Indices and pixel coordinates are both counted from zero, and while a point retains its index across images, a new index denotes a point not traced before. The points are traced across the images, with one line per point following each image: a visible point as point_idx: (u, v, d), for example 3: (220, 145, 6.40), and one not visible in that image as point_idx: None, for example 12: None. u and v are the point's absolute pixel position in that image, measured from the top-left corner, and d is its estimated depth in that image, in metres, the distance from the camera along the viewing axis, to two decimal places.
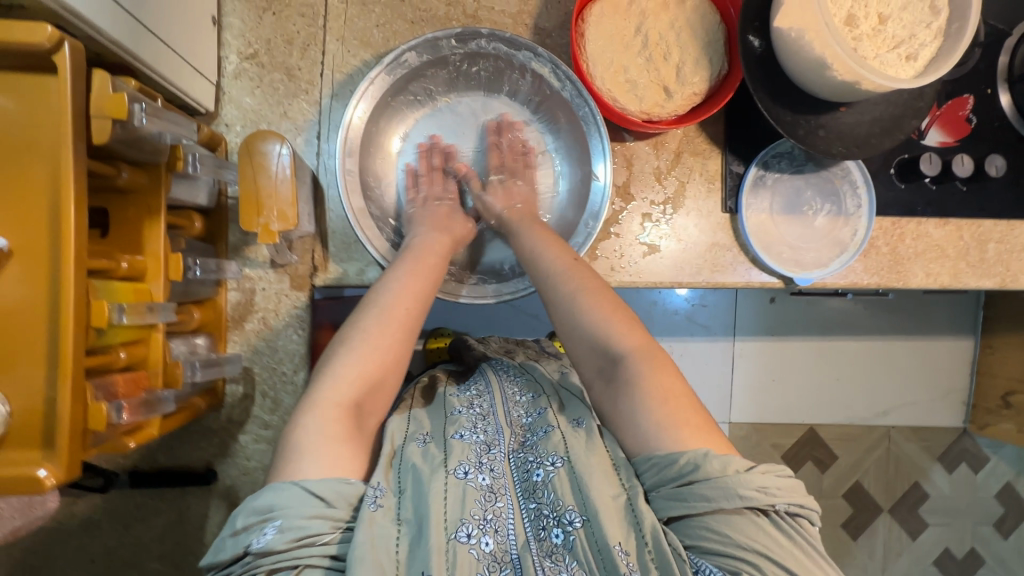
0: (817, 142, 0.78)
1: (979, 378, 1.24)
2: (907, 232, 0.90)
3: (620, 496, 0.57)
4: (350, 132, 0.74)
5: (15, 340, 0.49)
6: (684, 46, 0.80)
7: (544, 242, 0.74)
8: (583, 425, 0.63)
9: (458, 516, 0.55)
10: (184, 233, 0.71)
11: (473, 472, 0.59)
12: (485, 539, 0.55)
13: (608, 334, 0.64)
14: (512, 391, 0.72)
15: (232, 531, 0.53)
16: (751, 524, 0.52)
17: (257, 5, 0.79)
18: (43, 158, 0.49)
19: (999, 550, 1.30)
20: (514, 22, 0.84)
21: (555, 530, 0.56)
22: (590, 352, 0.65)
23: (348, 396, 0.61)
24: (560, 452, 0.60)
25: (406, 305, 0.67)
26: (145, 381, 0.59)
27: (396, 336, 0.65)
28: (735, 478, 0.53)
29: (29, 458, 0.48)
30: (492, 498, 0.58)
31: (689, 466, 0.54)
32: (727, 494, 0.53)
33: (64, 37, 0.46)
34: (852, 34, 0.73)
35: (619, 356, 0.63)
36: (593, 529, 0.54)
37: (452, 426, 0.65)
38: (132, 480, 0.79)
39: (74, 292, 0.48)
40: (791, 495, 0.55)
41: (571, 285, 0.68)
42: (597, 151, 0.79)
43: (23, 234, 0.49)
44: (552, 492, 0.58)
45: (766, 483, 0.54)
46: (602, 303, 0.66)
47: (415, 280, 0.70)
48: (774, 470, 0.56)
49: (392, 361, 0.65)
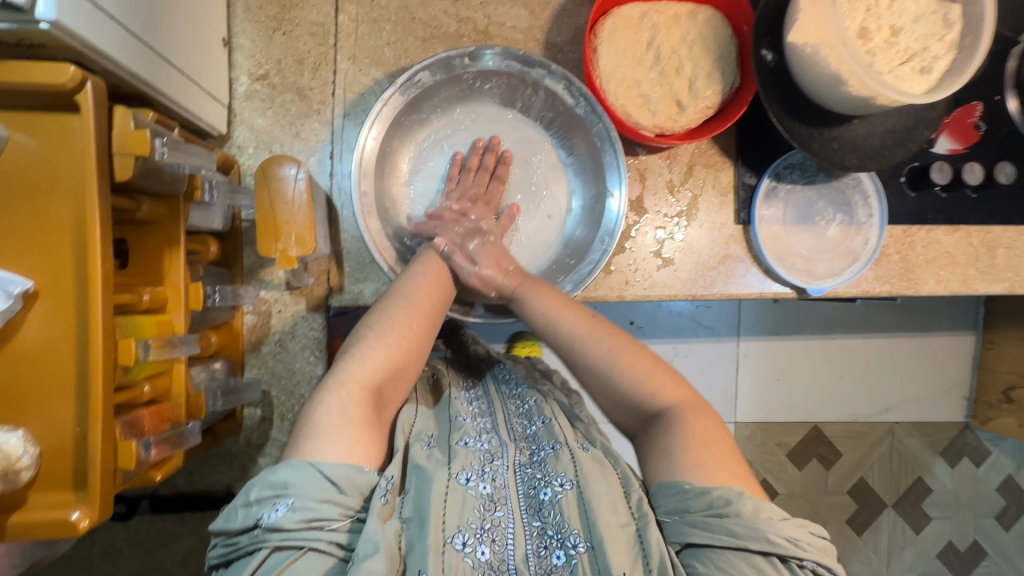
0: (832, 155, 0.78)
1: (980, 374, 1.26)
2: (918, 240, 0.90)
3: (628, 525, 0.53)
4: (364, 156, 0.74)
5: (44, 380, 0.49)
6: (697, 60, 0.79)
7: (556, 304, 0.69)
8: (589, 450, 0.60)
9: (457, 522, 0.52)
10: (201, 259, 0.71)
11: (475, 480, 0.56)
12: (482, 548, 0.52)
13: (648, 390, 0.62)
14: (514, 407, 0.69)
15: (244, 502, 0.50)
16: (774, 571, 0.49)
17: (267, 25, 0.79)
18: (66, 201, 0.48)
19: (1000, 542, 1.31)
20: (526, 37, 0.83)
21: (557, 551, 0.53)
22: (626, 411, 0.64)
23: (376, 376, 0.60)
24: (568, 473, 0.57)
25: (431, 299, 0.68)
26: (169, 414, 0.59)
27: (420, 325, 0.65)
28: (767, 522, 0.51)
29: (62, 500, 0.48)
30: (491, 508, 0.55)
31: (721, 500, 0.52)
32: (755, 536, 0.50)
33: (86, 76, 0.46)
34: (866, 47, 0.72)
35: (660, 410, 0.62)
36: (598, 556, 0.51)
37: (457, 432, 0.61)
38: (153, 505, 0.80)
39: (103, 333, 0.48)
40: (820, 555, 0.51)
41: (603, 348, 0.65)
42: (614, 176, 0.80)
43: (51, 276, 0.48)
44: (558, 513, 0.54)
45: (797, 535, 0.51)
46: (638, 360, 0.64)
47: (437, 274, 0.71)
48: (808, 527, 0.53)
49: (416, 348, 0.64)
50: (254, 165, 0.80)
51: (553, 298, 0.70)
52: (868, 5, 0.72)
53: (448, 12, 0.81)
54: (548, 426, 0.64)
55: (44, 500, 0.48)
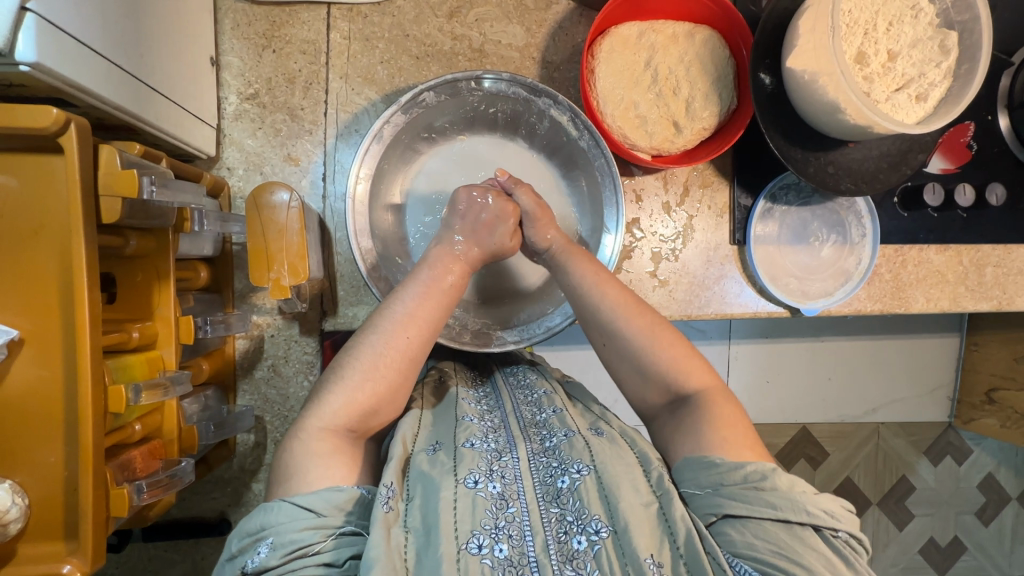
0: (827, 179, 0.77)
1: (964, 376, 1.28)
2: (910, 259, 0.91)
3: (651, 504, 0.53)
4: (356, 199, 0.71)
5: (27, 428, 0.47)
6: (695, 81, 0.78)
7: (595, 278, 0.69)
8: (602, 434, 0.60)
9: (469, 527, 0.50)
10: (190, 286, 0.69)
11: (484, 481, 0.53)
12: (499, 546, 0.49)
13: (680, 374, 0.63)
14: (523, 396, 0.69)
15: (229, 554, 0.51)
16: (812, 543, 0.49)
17: (256, 43, 0.77)
18: (51, 247, 0.47)
19: (980, 538, 1.34)
20: (522, 56, 0.82)
21: (578, 536, 0.50)
22: (656, 389, 0.64)
23: (338, 422, 0.58)
24: (585, 459, 0.55)
25: (408, 334, 0.63)
26: (162, 451, 0.59)
27: (395, 368, 0.62)
28: (803, 495, 0.51)
29: (53, 551, 0.48)
30: (504, 505, 0.52)
31: (757, 474, 0.53)
32: (795, 508, 0.51)
33: (69, 118, 0.44)
34: (863, 73, 0.72)
35: (688, 395, 0.63)
36: (622, 540, 0.49)
37: (463, 434, 0.59)
38: (145, 533, 0.79)
39: (92, 383, 0.47)
40: (853, 527, 0.52)
41: (644, 321, 0.66)
42: (610, 221, 0.78)
43: (35, 323, 0.47)
44: (578, 500, 0.53)
45: (832, 507, 0.51)
46: (677, 345, 0.64)
47: (422, 305, 0.65)
48: (840, 502, 0.53)
49: (386, 393, 0.61)
50: (244, 187, 0.78)
51: (592, 270, 0.70)
52: (866, 29, 0.71)
53: (444, 29, 0.80)
54: (558, 415, 0.63)
55: (35, 553, 0.48)
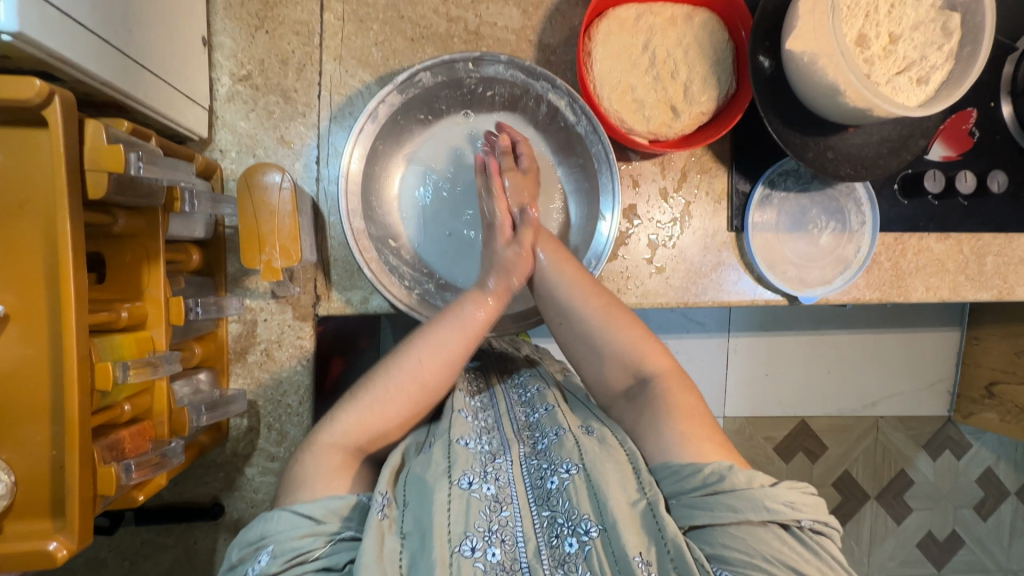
0: (827, 165, 0.76)
1: (964, 369, 1.27)
2: (909, 248, 0.90)
3: (638, 502, 0.52)
4: (350, 179, 0.71)
5: (9, 405, 0.47)
6: (693, 64, 0.77)
7: (555, 258, 0.72)
8: (594, 433, 0.58)
9: (462, 529, 0.49)
10: (183, 268, 0.69)
11: (478, 482, 0.53)
12: (492, 550, 0.49)
13: (640, 356, 0.64)
14: (516, 396, 0.68)
15: (230, 564, 0.52)
16: (777, 541, 0.49)
17: (248, 23, 0.76)
18: (37, 222, 0.46)
19: (978, 532, 1.34)
20: (518, 38, 0.81)
21: (569, 539, 0.50)
22: (620, 370, 0.64)
23: (348, 440, 0.58)
24: (574, 458, 0.55)
25: (423, 362, 0.63)
26: (152, 432, 0.59)
27: (409, 395, 0.61)
28: (761, 490, 0.50)
29: (40, 529, 0.48)
30: (498, 508, 0.52)
31: (714, 476, 0.51)
32: (753, 506, 0.49)
33: (53, 90, 0.44)
34: (864, 56, 0.71)
35: (650, 376, 0.63)
36: (612, 539, 0.49)
37: (456, 431, 0.58)
38: (137, 517, 0.79)
39: (77, 356, 0.46)
40: (815, 512, 0.51)
41: (597, 304, 0.67)
42: (608, 202, 0.78)
43: (21, 299, 0.47)
44: (567, 501, 0.52)
45: (793, 498, 0.50)
46: (626, 322, 0.66)
47: (441, 334, 0.65)
48: (799, 487, 0.53)
49: (395, 418, 0.61)
50: (237, 170, 0.77)
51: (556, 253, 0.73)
52: (867, 11, 0.70)
53: (439, 10, 0.79)
54: (550, 412, 0.62)
55: (21, 530, 0.47)
